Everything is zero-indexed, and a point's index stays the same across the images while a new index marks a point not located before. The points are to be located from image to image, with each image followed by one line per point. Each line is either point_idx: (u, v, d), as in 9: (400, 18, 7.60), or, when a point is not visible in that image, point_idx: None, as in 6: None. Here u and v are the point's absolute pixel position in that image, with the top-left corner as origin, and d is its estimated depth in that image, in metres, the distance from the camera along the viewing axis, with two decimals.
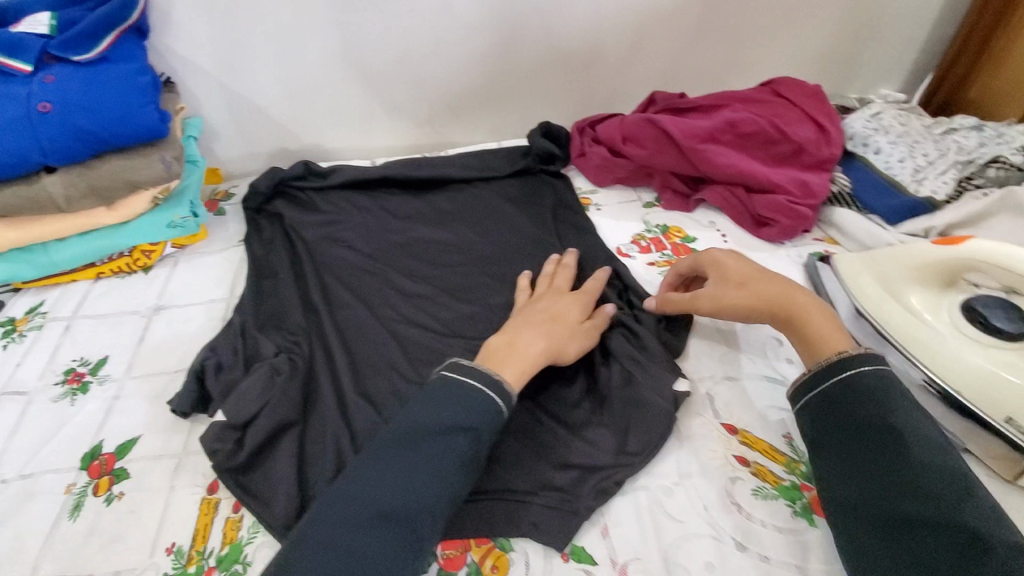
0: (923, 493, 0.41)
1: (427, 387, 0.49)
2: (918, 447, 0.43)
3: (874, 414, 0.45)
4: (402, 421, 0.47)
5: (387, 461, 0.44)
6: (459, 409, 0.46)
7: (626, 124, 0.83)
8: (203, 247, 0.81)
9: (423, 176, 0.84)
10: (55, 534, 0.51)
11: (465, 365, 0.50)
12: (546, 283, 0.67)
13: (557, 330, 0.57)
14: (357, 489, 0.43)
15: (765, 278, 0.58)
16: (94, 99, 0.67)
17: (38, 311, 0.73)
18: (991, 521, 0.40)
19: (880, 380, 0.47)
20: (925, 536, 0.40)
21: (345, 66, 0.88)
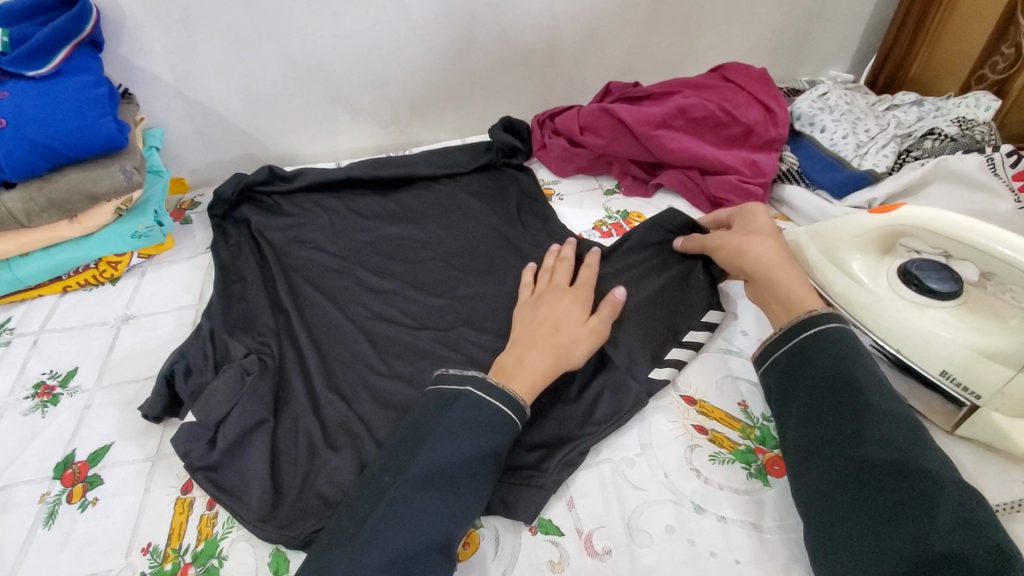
0: (882, 439, 0.43)
1: (454, 407, 0.48)
2: (877, 397, 0.45)
3: (837, 368, 0.47)
4: (437, 447, 0.46)
5: (429, 491, 0.44)
6: (475, 440, 0.46)
7: (582, 115, 0.85)
8: (170, 256, 0.82)
9: (389, 175, 0.85)
10: (31, 542, 0.51)
11: (493, 386, 0.50)
12: (546, 279, 0.66)
13: (561, 338, 0.57)
14: (399, 521, 0.42)
15: (775, 241, 0.61)
16: (48, 112, 0.67)
17: (5, 327, 0.73)
18: (943, 464, 0.42)
19: (844, 336, 0.49)
20: (884, 477, 0.42)
21: (305, 70, 0.89)
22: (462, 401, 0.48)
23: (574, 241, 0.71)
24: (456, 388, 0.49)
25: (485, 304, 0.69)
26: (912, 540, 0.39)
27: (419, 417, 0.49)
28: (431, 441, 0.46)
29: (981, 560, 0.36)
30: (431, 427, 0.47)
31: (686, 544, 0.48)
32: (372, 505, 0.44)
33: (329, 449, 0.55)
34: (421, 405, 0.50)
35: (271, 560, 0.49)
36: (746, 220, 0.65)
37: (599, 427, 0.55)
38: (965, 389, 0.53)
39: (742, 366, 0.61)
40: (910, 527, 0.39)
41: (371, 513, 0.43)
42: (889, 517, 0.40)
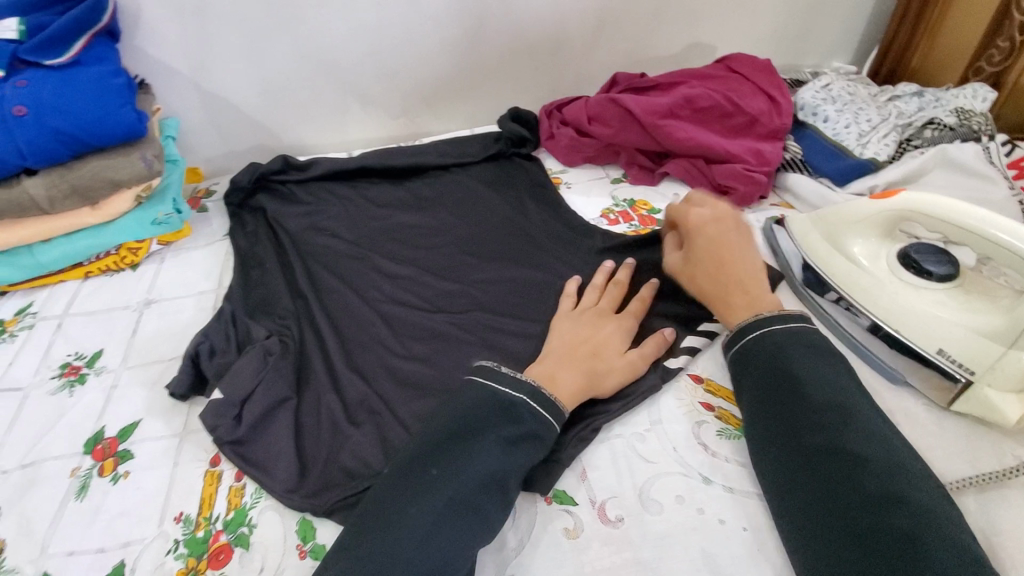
0: (816, 425, 0.47)
1: (514, 414, 0.50)
2: (814, 385, 0.50)
3: (781, 362, 0.52)
4: (496, 454, 0.47)
5: (481, 494, 0.46)
6: (526, 452, 0.49)
7: (590, 105, 0.87)
8: (188, 243, 0.83)
9: (401, 165, 0.88)
10: (65, 513, 0.53)
11: (545, 396, 0.52)
12: (592, 298, 0.66)
13: (596, 366, 0.57)
14: (451, 520, 0.44)
15: (728, 270, 0.61)
16: (68, 101, 0.69)
17: (27, 311, 0.75)
18: (875, 442, 0.46)
19: (788, 331, 0.54)
20: (818, 459, 0.46)
21: (318, 64, 0.91)
22: (525, 413, 0.50)
23: (631, 261, 0.70)
24: (512, 395, 0.51)
25: (497, 289, 0.72)
26: (840, 514, 0.43)
27: (470, 413, 0.50)
28: (488, 447, 0.47)
29: (896, 533, 0.41)
30: (489, 431, 0.48)
31: (696, 513, 0.50)
32: (427, 504, 0.44)
33: (351, 426, 0.57)
34: (478, 400, 0.50)
35: (298, 527, 0.51)
36: (708, 243, 0.64)
37: (612, 406, 0.57)
38: (959, 365, 0.56)
39: None
40: (839, 505, 0.43)
41: (425, 510, 0.44)
42: (820, 496, 0.45)
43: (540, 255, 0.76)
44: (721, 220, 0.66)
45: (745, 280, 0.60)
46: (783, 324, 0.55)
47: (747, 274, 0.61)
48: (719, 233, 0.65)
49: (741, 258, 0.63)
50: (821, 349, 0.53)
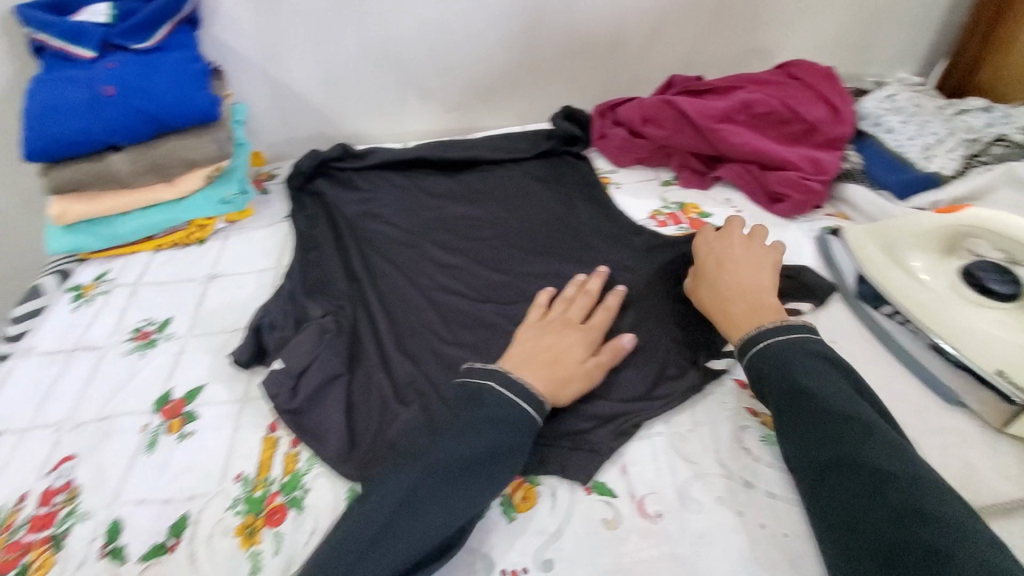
0: (832, 437, 0.48)
1: (481, 401, 0.51)
2: (826, 397, 0.50)
3: (794, 375, 0.52)
4: (483, 437, 0.49)
5: (454, 474, 0.47)
6: (498, 432, 0.49)
7: (645, 106, 0.87)
8: (251, 223, 0.88)
9: (455, 158, 0.91)
10: (136, 464, 0.57)
11: (511, 381, 0.53)
12: (560, 308, 0.65)
13: (553, 373, 0.56)
14: (426, 499, 0.46)
15: (735, 280, 0.63)
16: (152, 83, 0.75)
17: (104, 278, 0.80)
18: (895, 456, 0.46)
19: (796, 344, 0.54)
20: (841, 473, 0.46)
21: (380, 56, 0.94)
22: (488, 397, 0.51)
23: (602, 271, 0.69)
24: (479, 384, 0.53)
25: (545, 283, 0.73)
26: (868, 528, 0.43)
27: (462, 401, 0.52)
28: (455, 431, 0.49)
29: (925, 546, 0.40)
30: (455, 418, 0.50)
31: (735, 515, 0.51)
32: (411, 485, 0.46)
33: (400, 405, 0.60)
34: (469, 389, 0.53)
35: (347, 496, 0.53)
36: (716, 259, 0.66)
37: (655, 404, 0.58)
38: (1018, 387, 0.54)
39: None
40: (863, 517, 0.43)
41: (417, 489, 0.46)
42: (847, 509, 0.44)
43: (588, 253, 0.77)
44: (732, 242, 0.69)
45: (746, 292, 0.62)
46: (786, 334, 0.55)
47: (749, 285, 0.62)
48: (732, 253, 0.67)
49: (746, 270, 0.64)
50: (831, 363, 0.53)
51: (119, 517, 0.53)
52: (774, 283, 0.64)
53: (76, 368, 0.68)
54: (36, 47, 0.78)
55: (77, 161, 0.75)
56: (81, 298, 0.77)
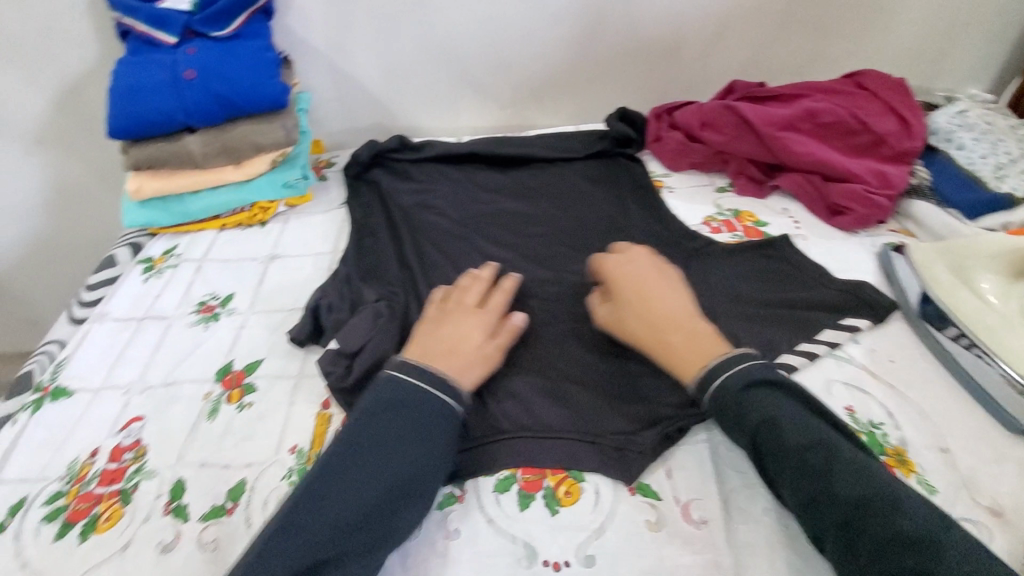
0: (803, 475, 0.46)
1: (396, 395, 0.53)
2: (787, 432, 0.48)
3: (749, 409, 0.50)
4: (409, 438, 0.50)
5: (380, 462, 0.48)
6: (419, 421, 0.51)
7: (705, 111, 0.87)
8: (309, 208, 0.91)
9: (508, 154, 0.92)
10: (198, 429, 0.60)
11: (428, 374, 0.54)
12: (457, 296, 0.65)
13: (451, 361, 0.57)
14: (353, 487, 0.47)
15: (664, 312, 0.60)
16: (230, 69, 0.78)
17: (173, 252, 0.84)
18: (863, 479, 0.45)
19: (743, 374, 0.53)
20: (816, 509, 0.45)
21: (440, 51, 0.96)
22: (404, 391, 0.53)
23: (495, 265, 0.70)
24: (399, 380, 0.54)
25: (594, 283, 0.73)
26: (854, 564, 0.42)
27: (381, 405, 0.52)
28: (381, 422, 0.51)
29: None
30: (380, 411, 0.52)
31: (783, 528, 0.50)
32: (344, 477, 0.47)
33: None
34: (390, 392, 0.53)
35: None
36: (637, 284, 0.63)
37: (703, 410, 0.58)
38: None
39: (852, 373, 0.62)
40: (852, 559, 0.42)
41: (354, 496, 0.47)
42: (831, 546, 0.43)
43: None
44: (639, 263, 0.66)
45: (675, 319, 0.59)
46: (727, 372, 0.53)
47: (674, 315, 0.60)
48: (646, 278, 0.64)
49: (667, 296, 0.62)
50: (783, 390, 0.51)
51: (182, 478, 0.56)
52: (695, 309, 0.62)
53: (145, 335, 0.72)
54: (122, 31, 0.83)
55: (156, 140, 0.80)
56: (151, 270, 0.82)
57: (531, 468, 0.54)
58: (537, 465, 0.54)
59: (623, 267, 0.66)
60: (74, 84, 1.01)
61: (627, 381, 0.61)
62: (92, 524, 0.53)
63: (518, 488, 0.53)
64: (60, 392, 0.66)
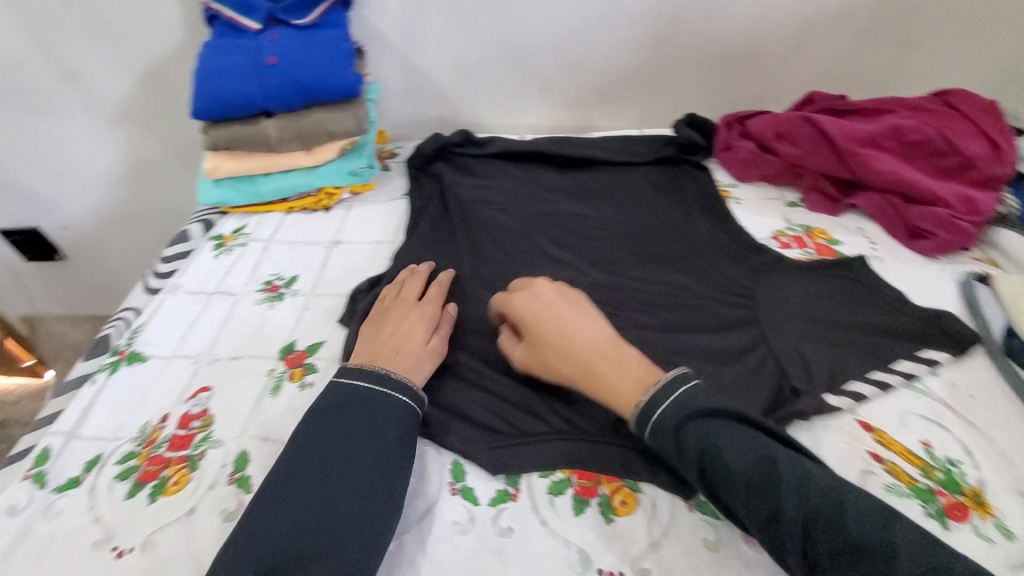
0: (752, 500, 0.43)
1: (350, 399, 0.54)
2: (729, 457, 0.45)
3: (691, 436, 0.46)
4: (363, 439, 0.51)
5: (341, 464, 0.49)
6: (377, 421, 0.52)
7: (780, 121, 0.84)
8: (372, 197, 0.92)
9: (572, 155, 0.91)
10: (262, 404, 0.62)
11: (387, 379, 0.55)
12: (395, 292, 0.68)
13: (400, 363, 0.58)
14: (317, 489, 0.48)
15: (588, 349, 0.55)
16: (310, 57, 0.80)
17: (242, 232, 0.87)
18: (808, 490, 0.43)
19: (677, 400, 0.48)
20: (772, 529, 0.43)
21: (509, 48, 0.96)
22: (359, 395, 0.54)
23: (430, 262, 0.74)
24: (351, 384, 0.55)
25: (655, 292, 0.72)
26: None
27: (319, 413, 0.53)
28: (340, 426, 0.52)
29: None
30: (337, 415, 0.52)
31: None
32: (308, 481, 0.48)
33: (506, 390, 0.61)
34: (330, 398, 0.54)
35: (451, 468, 0.55)
36: (551, 320, 0.58)
37: None
38: None
39: (930, 407, 0.59)
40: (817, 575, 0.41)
41: (311, 503, 0.47)
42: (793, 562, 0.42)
43: (701, 266, 0.75)
44: (546, 297, 0.61)
45: (597, 351, 0.55)
46: (665, 402, 0.48)
47: (596, 346, 0.55)
48: (556, 307, 0.60)
49: (585, 327, 0.58)
50: (715, 408, 0.47)
51: (246, 450, 0.58)
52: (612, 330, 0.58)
53: (214, 309, 0.75)
54: (209, 16, 0.86)
55: (234, 122, 0.83)
56: (222, 247, 0.85)
57: (586, 473, 0.54)
58: (592, 471, 0.54)
59: (529, 300, 0.61)
60: (159, 65, 1.05)
61: None
62: (161, 487, 0.56)
63: (574, 492, 0.53)
64: (134, 357, 0.69)
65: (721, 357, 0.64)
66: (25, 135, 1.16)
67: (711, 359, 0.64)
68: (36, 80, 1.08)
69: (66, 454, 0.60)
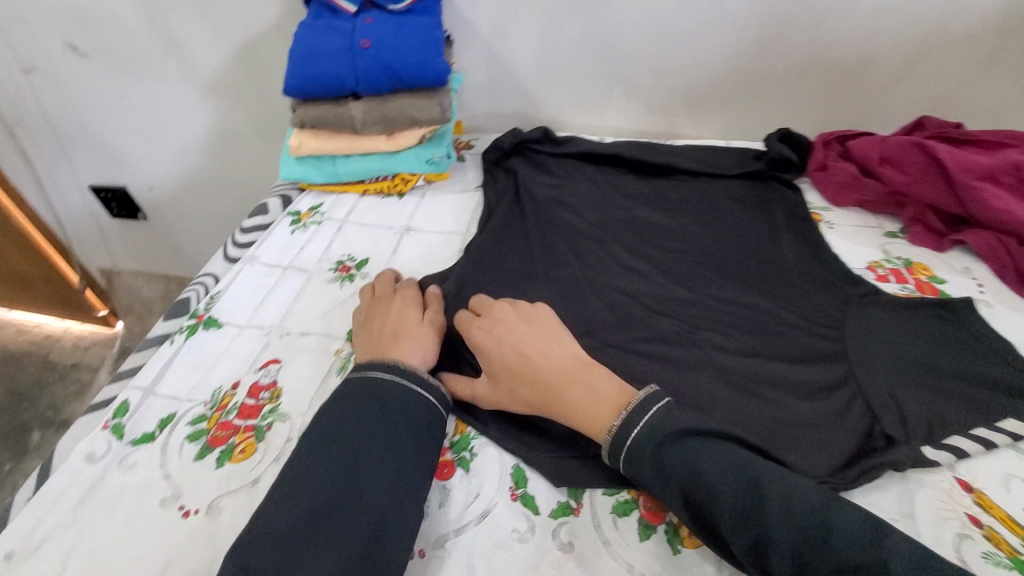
0: (738, 524, 0.43)
1: (367, 389, 0.53)
2: (711, 481, 0.45)
3: (670, 463, 0.46)
4: (379, 428, 0.50)
5: (356, 452, 0.48)
6: (393, 412, 0.52)
7: (887, 144, 0.78)
8: (446, 186, 0.92)
9: (653, 161, 0.88)
10: (329, 383, 0.63)
11: (403, 371, 0.55)
12: (381, 287, 0.69)
13: (400, 344, 0.59)
14: (329, 475, 0.47)
15: (551, 372, 0.55)
16: (402, 44, 0.80)
17: (318, 210, 0.89)
18: (795, 511, 0.43)
19: (651, 425, 0.48)
20: (759, 554, 0.42)
21: (599, 47, 0.93)
22: (377, 385, 0.53)
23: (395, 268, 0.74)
24: (369, 375, 0.54)
25: (735, 313, 0.68)
26: None
27: (339, 401, 0.53)
28: (356, 414, 0.51)
29: None
30: (354, 404, 0.52)
31: None
32: (321, 467, 0.47)
33: None
34: (351, 389, 0.54)
35: (512, 472, 0.54)
36: (514, 343, 0.57)
37: (852, 476, 0.53)
38: None
39: None
40: None
41: (325, 492, 0.46)
42: None
43: (786, 291, 0.71)
44: (509, 318, 0.60)
45: (562, 375, 0.54)
46: (637, 427, 0.48)
47: (559, 370, 0.55)
48: (519, 327, 0.59)
49: (548, 348, 0.57)
50: (694, 429, 0.48)
51: None
52: (574, 349, 0.57)
53: (287, 284, 0.76)
54: None
55: (322, 102, 0.84)
56: (298, 223, 0.87)
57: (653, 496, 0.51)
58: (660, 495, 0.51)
59: (488, 320, 0.61)
60: (254, 40, 1.09)
61: (775, 429, 0.56)
62: (228, 453, 0.57)
63: (638, 515, 0.51)
64: (211, 322, 0.71)
65: (804, 391, 0.60)
66: (124, 98, 1.22)
67: (792, 392, 0.60)
68: (139, 47, 1.13)
69: (143, 409, 0.62)
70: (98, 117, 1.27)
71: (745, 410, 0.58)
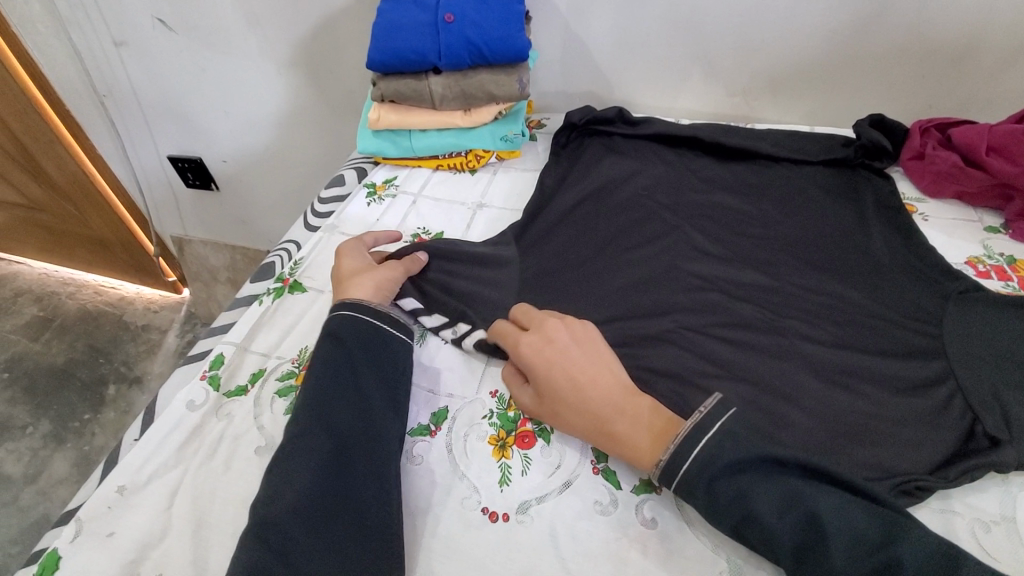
0: (799, 559, 0.43)
1: (353, 334, 0.57)
2: (770, 518, 0.44)
3: (728, 493, 0.45)
4: (370, 374, 0.55)
5: (353, 392, 0.53)
6: (385, 360, 0.57)
7: (996, 133, 0.73)
8: (518, 164, 0.93)
9: (733, 144, 0.85)
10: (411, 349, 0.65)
11: (382, 316, 0.60)
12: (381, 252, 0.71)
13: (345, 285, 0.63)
14: (331, 410, 0.51)
15: (601, 401, 0.53)
16: (484, 17, 0.80)
17: (392, 183, 0.91)
18: (859, 547, 0.43)
19: (708, 454, 0.46)
20: None
21: (681, 25, 0.91)
22: (368, 333, 0.58)
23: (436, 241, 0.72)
24: (359, 320, 0.58)
25: (822, 303, 0.66)
26: None
27: (312, 370, 0.54)
28: (352, 361, 0.55)
29: None
30: (348, 350, 0.56)
31: None
32: (323, 405, 0.51)
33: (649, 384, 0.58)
34: (321, 357, 0.55)
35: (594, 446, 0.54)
36: (563, 366, 0.55)
37: (951, 476, 0.50)
38: None
39: None
40: None
41: (330, 426, 0.50)
42: None
43: (875, 283, 0.68)
44: (558, 338, 0.58)
45: (613, 405, 0.53)
46: (702, 440, 0.47)
47: (610, 400, 0.53)
48: (567, 348, 0.57)
49: (597, 375, 0.55)
50: (748, 455, 0.46)
51: None
52: (621, 374, 0.56)
53: None
54: None
55: (402, 76, 0.85)
56: (374, 195, 0.88)
57: None
58: None
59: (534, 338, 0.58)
60: (332, 17, 1.11)
61: (867, 425, 0.54)
62: None
63: None
64: (296, 286, 0.74)
65: (898, 386, 0.58)
66: (205, 72, 1.27)
67: (883, 385, 0.58)
68: (223, 23, 1.17)
69: (236, 363, 0.65)
70: (179, 90, 1.32)
71: (835, 402, 0.56)
